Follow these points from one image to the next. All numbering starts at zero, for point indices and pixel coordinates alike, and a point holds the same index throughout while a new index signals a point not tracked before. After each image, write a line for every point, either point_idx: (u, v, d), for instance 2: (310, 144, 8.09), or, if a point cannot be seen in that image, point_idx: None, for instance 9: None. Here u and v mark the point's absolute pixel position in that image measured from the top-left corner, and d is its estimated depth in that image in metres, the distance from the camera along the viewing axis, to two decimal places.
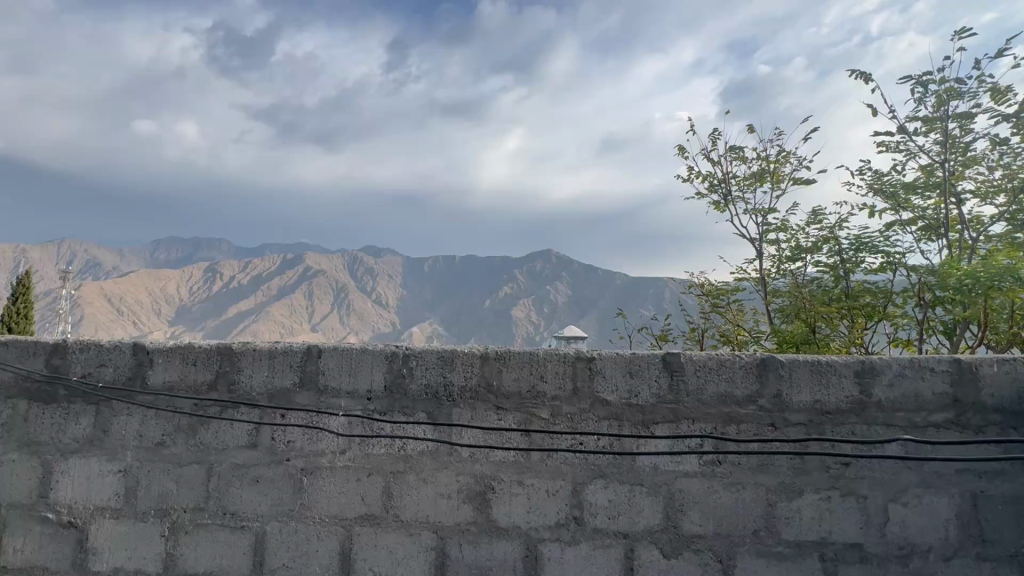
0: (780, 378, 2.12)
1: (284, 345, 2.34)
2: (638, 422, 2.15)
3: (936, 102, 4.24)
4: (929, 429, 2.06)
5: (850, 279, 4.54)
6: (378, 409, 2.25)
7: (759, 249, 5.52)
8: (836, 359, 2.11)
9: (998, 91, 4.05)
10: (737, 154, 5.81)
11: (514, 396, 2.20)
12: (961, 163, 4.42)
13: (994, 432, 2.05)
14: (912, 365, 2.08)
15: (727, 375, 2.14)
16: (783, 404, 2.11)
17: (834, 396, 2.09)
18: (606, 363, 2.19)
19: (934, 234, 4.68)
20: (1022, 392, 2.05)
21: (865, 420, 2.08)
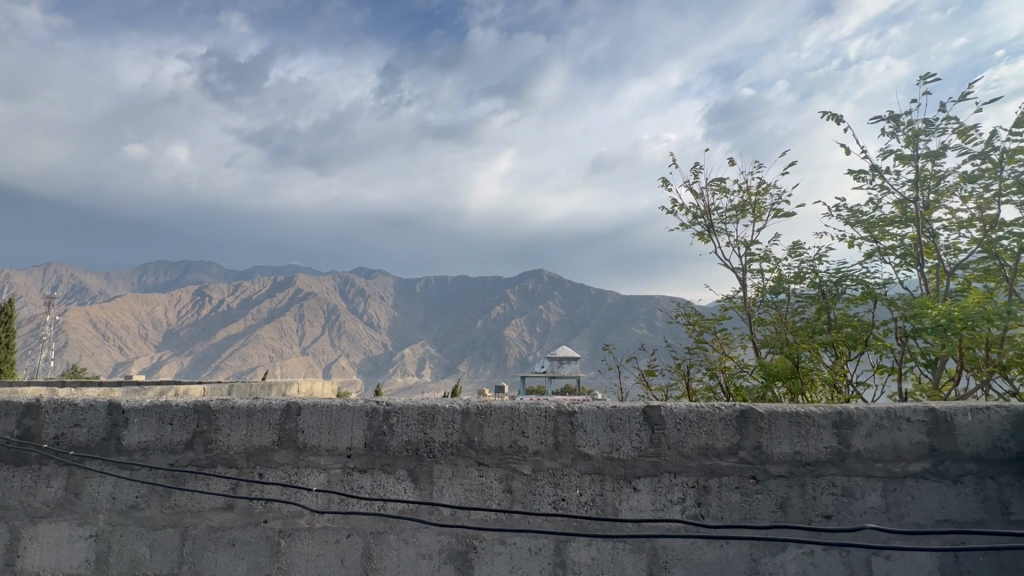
0: (760, 430, 2.12)
1: (263, 402, 2.31)
2: (620, 476, 2.15)
3: (907, 140, 4.37)
4: (908, 479, 2.06)
5: (833, 309, 4.60)
6: (358, 466, 2.22)
7: (743, 279, 5.57)
8: (814, 410, 2.12)
9: (964, 131, 4.20)
10: (719, 187, 5.92)
11: (495, 452, 2.19)
12: (934, 197, 4.54)
13: (972, 481, 2.06)
14: (888, 415, 2.10)
15: (707, 428, 2.14)
16: (763, 456, 2.11)
17: (813, 447, 2.10)
18: (587, 416, 2.19)
19: (912, 263, 4.77)
20: (995, 441, 2.07)
21: (845, 471, 2.08)
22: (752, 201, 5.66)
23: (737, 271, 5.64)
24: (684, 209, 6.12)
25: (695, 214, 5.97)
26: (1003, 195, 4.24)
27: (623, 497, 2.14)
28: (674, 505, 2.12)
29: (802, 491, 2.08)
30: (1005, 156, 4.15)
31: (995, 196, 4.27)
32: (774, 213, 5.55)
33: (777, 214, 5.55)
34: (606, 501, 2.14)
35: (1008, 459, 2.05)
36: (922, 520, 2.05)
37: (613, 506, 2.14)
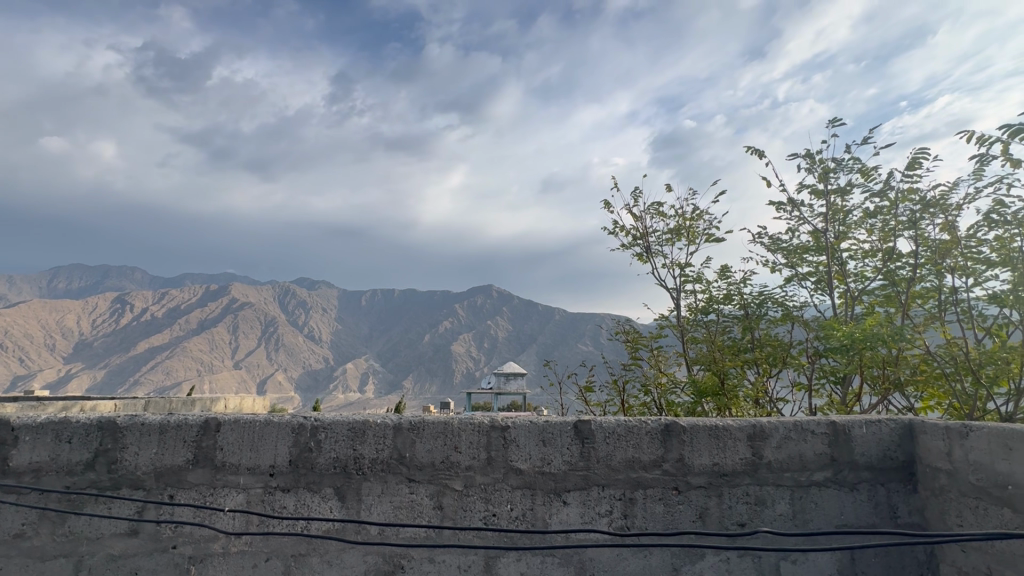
0: (682, 443, 2.23)
1: (178, 417, 2.17)
2: (551, 490, 2.18)
3: (820, 176, 4.81)
4: (812, 487, 2.23)
5: (756, 330, 4.91)
6: (280, 485, 2.12)
7: (678, 299, 5.86)
8: (731, 423, 2.26)
9: (867, 171, 4.68)
10: (657, 211, 6.22)
11: (427, 467, 2.17)
12: (843, 229, 5.00)
13: (867, 488, 2.25)
14: (796, 428, 2.27)
15: (634, 442, 2.23)
16: (685, 467, 2.22)
17: (730, 458, 2.23)
18: (519, 431, 2.22)
19: (825, 288, 5.19)
20: (885, 451, 2.28)
21: (757, 481, 2.22)
22: (687, 226, 5.99)
23: (673, 291, 5.91)
24: (624, 231, 6.38)
25: (635, 236, 6.24)
26: (899, 230, 4.75)
27: (553, 511, 2.17)
28: (601, 517, 2.18)
29: (719, 500, 2.20)
30: (900, 196, 4.66)
31: (893, 230, 4.76)
32: (706, 238, 5.90)
33: (709, 239, 5.90)
34: (537, 515, 2.16)
35: (896, 467, 2.27)
36: (824, 525, 2.22)
37: (543, 520, 2.17)
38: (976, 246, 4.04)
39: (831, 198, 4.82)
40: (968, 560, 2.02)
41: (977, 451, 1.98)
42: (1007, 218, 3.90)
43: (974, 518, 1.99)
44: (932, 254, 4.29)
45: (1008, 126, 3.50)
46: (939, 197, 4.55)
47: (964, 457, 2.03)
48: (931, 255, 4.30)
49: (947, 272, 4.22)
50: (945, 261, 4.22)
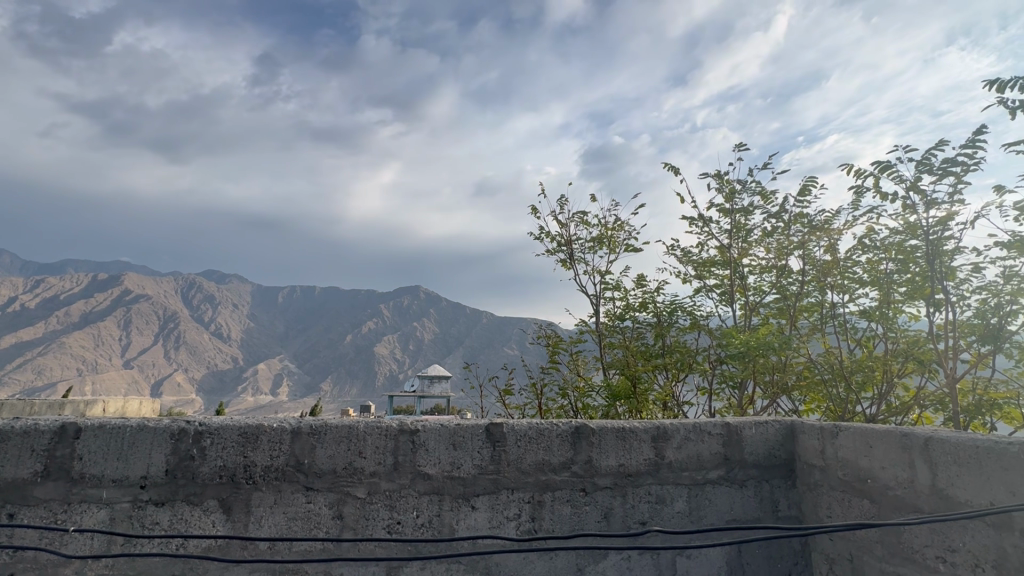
0: (590, 445, 2.28)
1: (25, 423, 1.86)
2: (459, 495, 2.13)
3: (727, 196, 5.20)
4: (707, 485, 2.37)
5: (667, 336, 5.16)
6: (153, 499, 1.88)
7: (597, 305, 6.04)
8: (637, 425, 2.34)
9: (766, 194, 5.13)
10: (582, 219, 6.40)
11: (327, 475, 2.03)
12: (744, 245, 5.43)
13: (754, 484, 2.43)
14: (694, 429, 2.40)
15: (545, 444, 2.24)
16: (592, 469, 2.26)
17: (635, 459, 2.31)
18: (429, 435, 2.14)
19: (728, 300, 5.60)
20: (770, 450, 2.47)
21: (658, 481, 2.32)
22: (608, 235, 6.22)
23: (593, 298, 6.09)
24: (549, 237, 6.50)
25: (559, 243, 6.37)
26: (791, 249, 5.25)
27: (461, 516, 2.12)
28: (510, 521, 2.16)
29: (624, 500, 2.27)
30: (793, 218, 5.15)
31: (786, 249, 5.25)
32: (626, 248, 6.15)
33: (628, 249, 6.16)
34: (443, 522, 2.10)
35: (779, 465, 2.47)
36: (716, 521, 2.36)
37: (450, 526, 2.11)
38: (852, 266, 4.56)
39: (735, 217, 5.22)
40: (834, 547, 2.24)
41: (844, 449, 2.20)
42: (876, 243, 4.44)
43: (840, 510, 2.21)
44: (817, 272, 4.77)
45: (880, 163, 3.99)
46: (824, 222, 5.09)
47: (834, 455, 2.25)
48: (816, 273, 4.77)
49: (828, 289, 4.72)
50: (827, 279, 4.71)
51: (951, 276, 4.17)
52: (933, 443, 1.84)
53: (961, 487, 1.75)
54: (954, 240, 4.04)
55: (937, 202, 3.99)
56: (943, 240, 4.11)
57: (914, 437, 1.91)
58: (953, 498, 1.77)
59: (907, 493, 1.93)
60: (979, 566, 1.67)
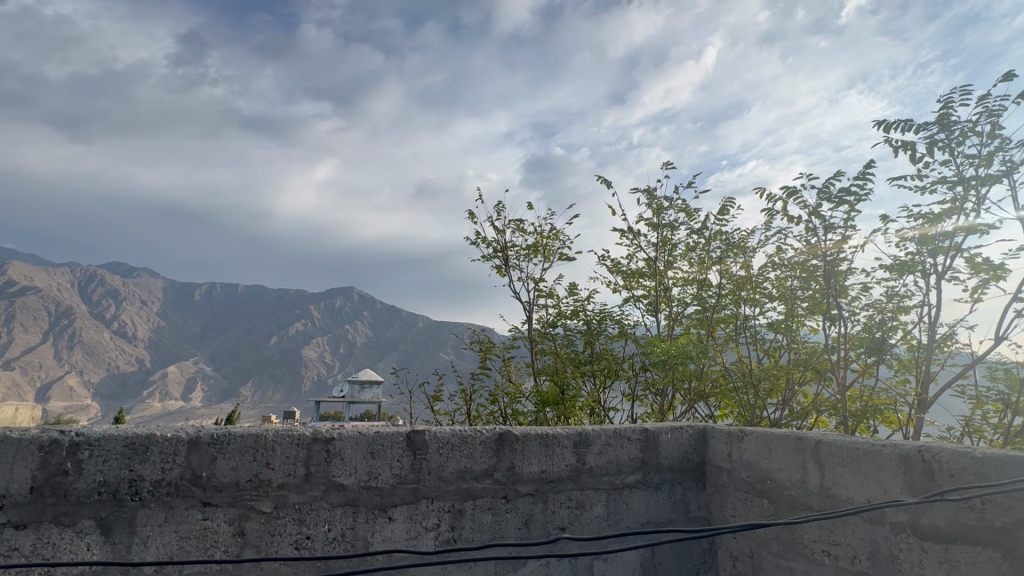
0: (514, 451, 2.27)
1: None
2: (376, 506, 2.05)
3: (655, 210, 5.45)
4: (624, 489, 2.44)
5: (597, 343, 5.27)
6: (12, 521, 1.64)
7: (531, 312, 6.11)
8: (560, 431, 2.36)
9: (690, 212, 5.44)
10: (518, 226, 6.46)
11: (229, 488, 1.87)
12: (669, 258, 5.72)
13: (668, 487, 2.54)
14: (615, 435, 2.46)
15: (467, 452, 2.20)
16: (515, 476, 2.26)
17: (556, 465, 2.33)
18: (345, 444, 2.04)
19: (654, 309, 5.86)
20: (684, 454, 2.59)
21: (579, 486, 2.36)
22: (543, 244, 6.31)
23: (527, 305, 6.15)
24: (485, 243, 6.50)
25: (495, 249, 6.39)
26: (711, 264, 5.59)
27: (376, 528, 2.04)
28: (428, 532, 2.11)
29: (544, 506, 2.29)
30: (713, 236, 5.50)
31: (706, 263, 5.59)
32: (560, 256, 6.27)
33: (562, 257, 6.29)
34: (357, 535, 2.01)
35: (692, 468, 2.60)
36: (632, 524, 2.43)
37: (364, 539, 2.01)
38: (762, 282, 4.94)
39: (662, 231, 5.49)
40: (737, 545, 2.38)
41: (748, 452, 2.35)
42: (784, 262, 4.84)
43: (744, 509, 2.36)
44: (733, 286, 5.11)
45: (788, 189, 4.36)
46: (740, 240, 5.48)
47: (740, 458, 2.40)
48: (732, 287, 5.11)
49: (742, 302, 5.07)
50: (741, 293, 5.06)
51: (844, 294, 4.63)
52: (823, 446, 2.00)
53: (844, 486, 1.92)
54: (847, 261, 4.50)
55: (834, 227, 4.43)
56: (838, 261, 4.56)
57: (807, 440, 2.08)
58: (838, 496, 1.93)
59: (800, 492, 2.09)
60: (857, 558, 1.84)
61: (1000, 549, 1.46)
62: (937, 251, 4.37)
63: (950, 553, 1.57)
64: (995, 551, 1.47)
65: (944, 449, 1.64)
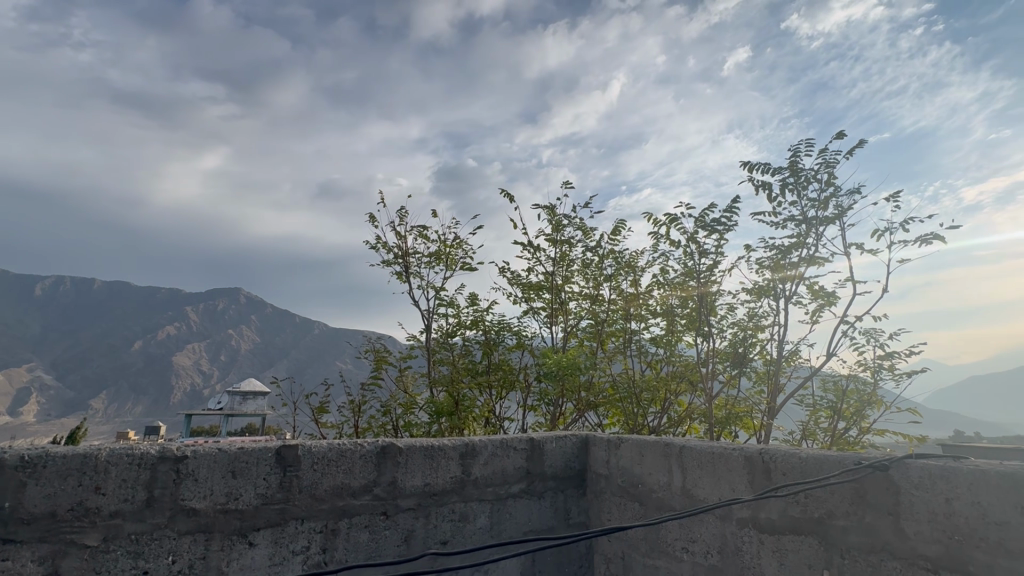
0: (396, 465, 2.19)
1: None
2: (234, 531, 1.84)
3: (554, 226, 5.67)
4: (508, 499, 2.46)
5: (495, 354, 5.32)
6: None
7: (429, 321, 6.02)
8: (446, 443, 2.32)
9: (587, 231, 5.74)
10: (421, 233, 6.35)
11: (41, 520, 1.57)
12: (567, 272, 5.97)
13: (551, 495, 2.61)
14: (502, 445, 2.47)
15: (345, 467, 2.07)
16: (396, 490, 2.17)
17: (441, 477, 2.28)
18: (201, 463, 1.82)
19: (551, 321, 6.05)
20: (567, 462, 2.69)
21: (463, 498, 2.33)
22: (446, 252, 6.26)
23: (426, 313, 6.05)
24: (385, 248, 6.30)
25: (395, 254, 6.21)
26: (604, 280, 5.94)
27: (233, 556, 1.83)
28: (295, 556, 1.94)
29: (426, 520, 2.22)
30: (606, 254, 5.86)
31: (600, 280, 5.93)
32: (462, 266, 6.26)
33: (464, 267, 6.28)
34: (209, 565, 1.79)
35: (573, 476, 2.70)
36: (514, 533, 2.45)
37: (218, 569, 1.80)
38: (648, 299, 5.34)
39: (561, 247, 5.71)
40: (611, 548, 2.50)
41: (624, 458, 2.50)
42: (666, 281, 5.28)
43: (618, 513, 2.49)
44: (623, 302, 5.46)
45: (670, 216, 4.78)
46: (630, 259, 5.89)
47: (617, 464, 2.54)
48: (623, 304, 5.46)
49: (629, 317, 5.42)
50: (630, 308, 5.41)
51: (714, 312, 5.17)
52: (687, 452, 2.18)
53: (701, 487, 2.10)
54: (717, 283, 5.03)
55: (707, 252, 4.95)
56: (710, 282, 5.07)
57: (672, 446, 2.26)
58: (696, 496, 2.12)
59: (666, 493, 2.26)
60: (709, 553, 2.02)
61: (818, 537, 1.68)
62: (786, 278, 5.06)
63: (781, 542, 1.78)
64: (813, 538, 1.69)
65: (779, 450, 1.86)
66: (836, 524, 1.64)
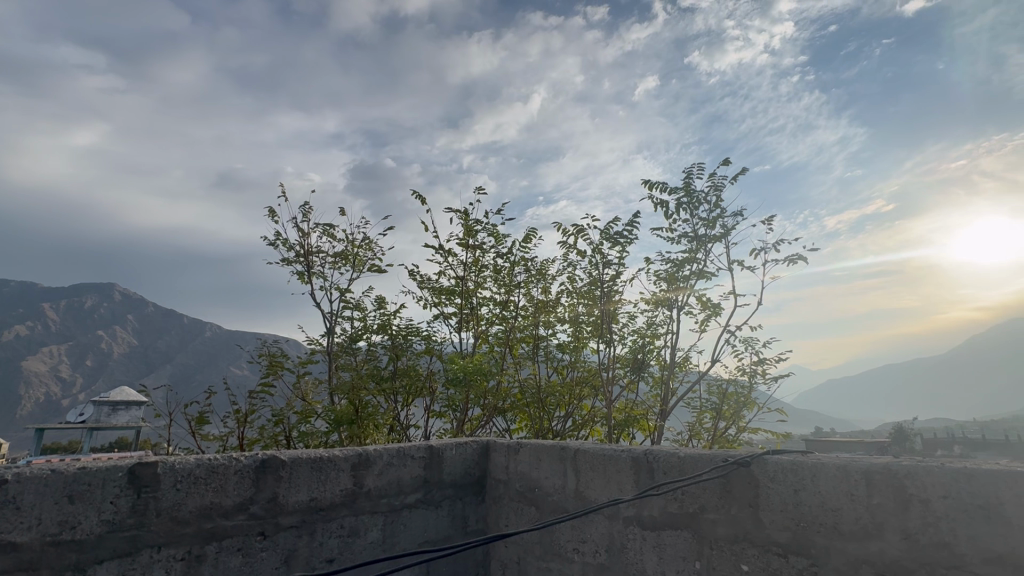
0: (278, 479, 2.01)
1: None
2: (69, 566, 1.58)
3: (466, 231, 5.65)
4: (403, 509, 2.37)
5: (400, 360, 5.14)
6: None
7: (332, 324, 5.71)
8: (336, 454, 2.18)
9: (499, 237, 5.79)
10: (326, 232, 6.00)
11: None
12: (478, 278, 5.96)
13: (448, 503, 2.55)
14: (397, 454, 2.38)
15: (216, 484, 1.87)
16: (277, 507, 2.00)
17: (329, 491, 2.14)
18: (26, 488, 1.53)
19: (463, 327, 5.99)
20: (466, 470, 2.65)
21: (353, 511, 2.20)
22: (353, 253, 5.98)
23: (329, 316, 5.72)
24: (285, 245, 5.88)
25: (296, 253, 5.81)
26: (515, 286, 6.02)
27: None
28: None
29: (310, 538, 2.07)
30: (518, 261, 5.94)
31: (512, 286, 5.99)
32: (370, 268, 6.01)
33: (372, 269, 6.04)
34: None
35: (472, 482, 2.67)
36: (408, 545, 2.37)
37: None
38: (556, 306, 5.50)
39: (472, 252, 5.69)
40: (507, 553, 2.50)
41: (522, 463, 2.52)
42: (576, 290, 5.46)
43: (515, 518, 2.51)
44: (533, 309, 5.53)
45: (577, 226, 4.97)
46: (540, 267, 6.02)
47: (515, 469, 2.55)
48: (533, 311, 5.53)
49: (540, 324, 5.52)
50: (541, 316, 5.51)
51: (617, 320, 5.44)
52: (582, 454, 2.24)
53: (593, 488, 2.18)
54: (619, 293, 5.32)
55: (611, 263, 5.21)
56: (613, 291, 5.35)
57: (568, 449, 2.31)
58: (587, 497, 2.19)
59: (560, 497, 2.31)
60: (598, 552, 2.09)
61: (691, 531, 1.81)
62: (680, 289, 5.47)
63: (660, 537, 1.89)
64: (688, 532, 1.82)
65: (662, 451, 1.98)
66: (707, 518, 1.78)
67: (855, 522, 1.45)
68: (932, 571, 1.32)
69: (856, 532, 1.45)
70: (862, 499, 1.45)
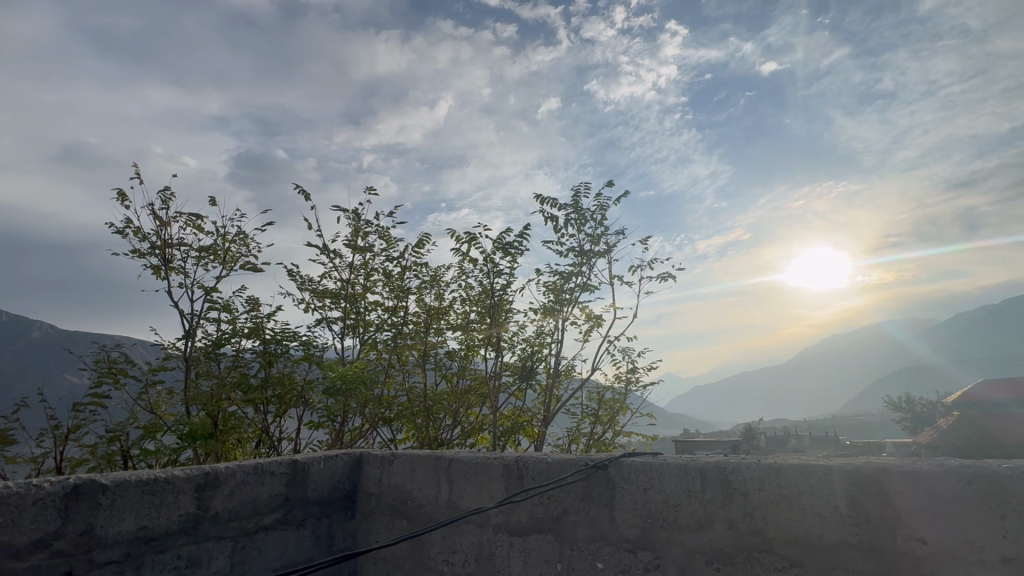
0: (95, 508, 1.71)
1: None
2: None
3: (355, 232, 5.39)
4: (258, 533, 2.15)
5: (271, 368, 4.72)
6: None
7: (193, 327, 5.07)
8: (176, 474, 1.91)
9: (390, 240, 5.61)
10: (191, 223, 5.34)
11: None
12: (367, 282, 5.70)
13: (313, 521, 2.38)
14: (254, 471, 2.15)
15: (4, 519, 1.53)
16: (91, 541, 1.70)
17: (164, 517, 1.87)
18: None
19: (348, 332, 5.68)
20: (336, 484, 2.49)
21: (194, 539, 1.94)
22: (224, 248, 5.39)
23: (190, 317, 5.08)
24: (137, 234, 5.11)
25: (151, 244, 5.09)
26: (406, 292, 5.86)
27: None
28: None
29: None
30: (409, 266, 5.80)
31: (402, 291, 5.83)
32: (243, 265, 5.46)
33: (246, 267, 5.50)
34: None
35: (341, 498, 2.51)
36: (262, 572, 2.14)
37: None
38: (447, 313, 5.45)
39: (360, 254, 5.44)
40: (375, 570, 2.38)
41: (396, 474, 2.43)
42: (470, 297, 5.47)
43: (385, 532, 2.40)
44: (425, 317, 5.42)
45: (470, 234, 4.99)
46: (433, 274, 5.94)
47: (388, 481, 2.45)
48: (425, 318, 5.42)
49: (434, 330, 5.44)
50: (439, 323, 5.45)
51: (507, 329, 5.53)
52: (455, 463, 2.22)
53: (464, 497, 2.17)
54: (508, 302, 5.43)
55: (502, 272, 5.30)
56: (504, 300, 5.45)
57: (442, 458, 2.28)
58: (459, 506, 2.17)
59: (433, 507, 2.26)
60: (467, 561, 2.08)
61: (554, 534, 1.87)
62: (567, 300, 5.74)
63: (526, 542, 1.93)
64: (550, 535, 1.88)
65: (530, 457, 2.02)
66: (568, 520, 1.85)
67: (691, 516, 1.61)
68: (749, 555, 1.51)
69: (691, 525, 1.60)
70: (698, 495, 1.61)
